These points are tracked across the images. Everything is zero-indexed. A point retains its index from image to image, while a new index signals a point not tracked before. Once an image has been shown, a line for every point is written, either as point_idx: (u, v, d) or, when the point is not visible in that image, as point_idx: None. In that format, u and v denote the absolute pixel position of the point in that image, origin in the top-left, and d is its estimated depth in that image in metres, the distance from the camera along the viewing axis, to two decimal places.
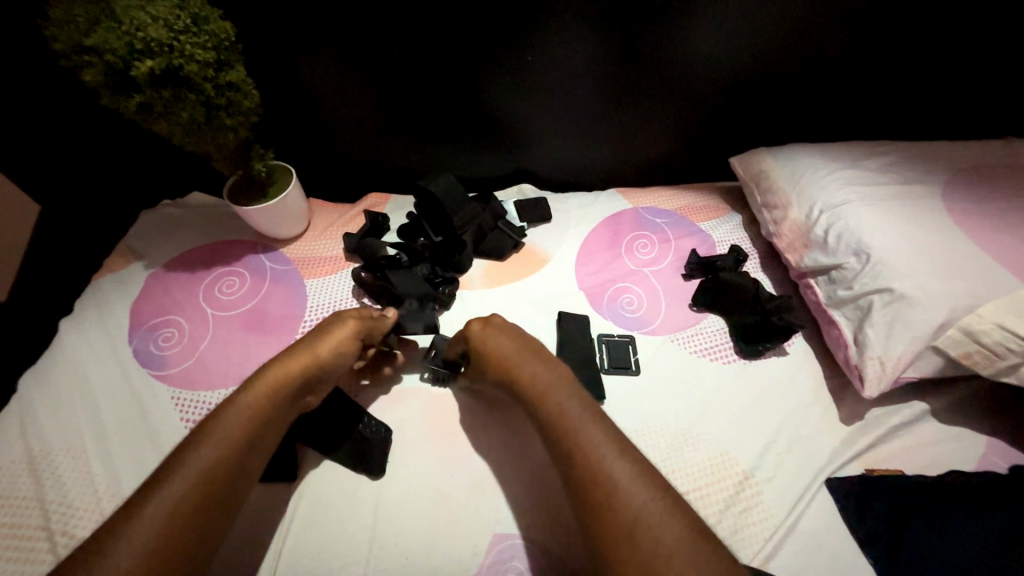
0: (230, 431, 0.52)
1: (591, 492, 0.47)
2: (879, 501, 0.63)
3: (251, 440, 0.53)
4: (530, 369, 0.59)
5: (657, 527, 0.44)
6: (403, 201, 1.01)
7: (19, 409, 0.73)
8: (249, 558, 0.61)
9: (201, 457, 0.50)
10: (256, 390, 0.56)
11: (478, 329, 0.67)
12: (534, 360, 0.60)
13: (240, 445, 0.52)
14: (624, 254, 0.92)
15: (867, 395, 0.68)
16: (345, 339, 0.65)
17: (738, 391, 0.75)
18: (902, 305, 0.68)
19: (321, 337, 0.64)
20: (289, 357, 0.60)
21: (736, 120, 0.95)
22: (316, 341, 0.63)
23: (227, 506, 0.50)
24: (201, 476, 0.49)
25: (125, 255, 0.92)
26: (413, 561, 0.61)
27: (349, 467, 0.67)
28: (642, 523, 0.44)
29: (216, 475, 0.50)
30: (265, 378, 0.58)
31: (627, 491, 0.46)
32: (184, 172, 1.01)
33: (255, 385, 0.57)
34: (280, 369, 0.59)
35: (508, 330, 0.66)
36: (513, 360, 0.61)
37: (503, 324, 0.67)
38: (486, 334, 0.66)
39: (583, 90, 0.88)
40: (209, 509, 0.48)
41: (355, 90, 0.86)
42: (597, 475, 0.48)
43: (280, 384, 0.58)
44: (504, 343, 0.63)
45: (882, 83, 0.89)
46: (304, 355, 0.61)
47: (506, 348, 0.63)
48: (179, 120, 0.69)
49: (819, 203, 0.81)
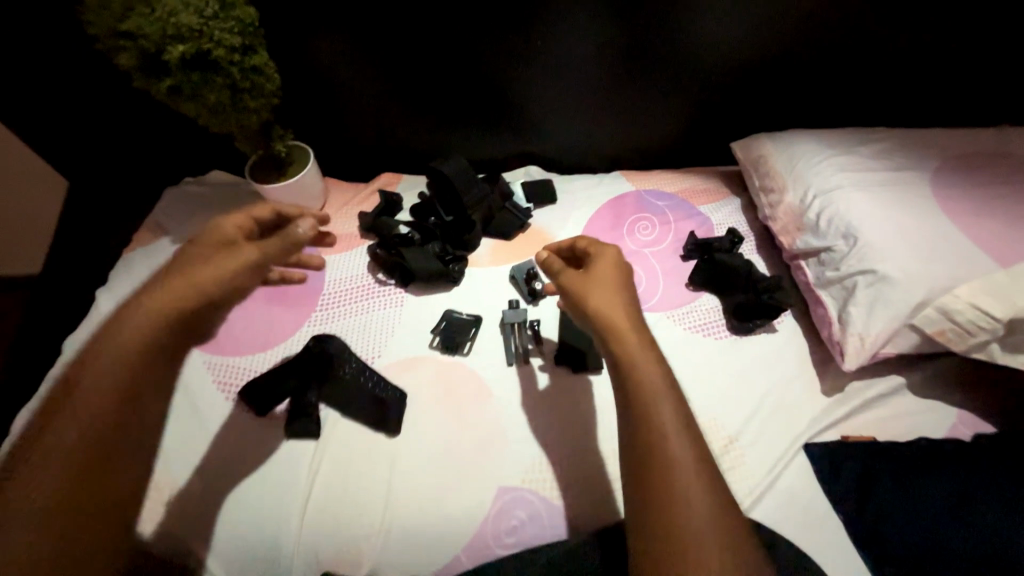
0: (110, 375, 0.50)
1: (651, 489, 0.48)
2: (851, 463, 0.69)
3: (128, 384, 0.50)
4: (626, 320, 0.56)
5: (683, 470, 0.48)
6: (415, 181, 1.05)
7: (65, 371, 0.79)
8: (281, 502, 0.68)
9: (80, 407, 0.48)
10: (126, 332, 0.51)
11: (607, 258, 0.62)
12: (640, 336, 0.55)
13: (118, 390, 0.49)
14: (625, 236, 0.96)
15: (847, 367, 0.73)
16: (237, 262, 0.57)
17: (727, 365, 0.80)
18: (884, 286, 0.72)
19: (202, 264, 0.56)
20: (161, 292, 0.54)
21: (738, 106, 0.98)
22: (194, 274, 0.55)
23: (122, 451, 0.49)
24: (84, 424, 0.48)
25: (153, 230, 0.98)
26: (426, 508, 0.68)
27: (358, 417, 0.75)
28: (675, 469, 0.48)
29: (101, 421, 0.48)
30: (134, 324, 0.52)
31: (670, 437, 0.49)
32: (203, 152, 1.05)
33: (123, 326, 0.52)
34: (151, 306, 0.53)
35: (620, 278, 0.61)
36: (601, 300, 0.58)
37: (625, 279, 0.61)
38: (602, 286, 0.59)
39: (588, 76, 0.91)
40: (101, 456, 0.48)
41: (369, 73, 0.90)
42: (648, 418, 0.50)
43: (154, 325, 0.52)
44: (614, 290, 0.59)
45: (879, 69, 0.91)
46: (184, 288, 0.54)
47: (608, 290, 0.59)
48: (205, 102, 0.74)
49: (813, 187, 0.85)
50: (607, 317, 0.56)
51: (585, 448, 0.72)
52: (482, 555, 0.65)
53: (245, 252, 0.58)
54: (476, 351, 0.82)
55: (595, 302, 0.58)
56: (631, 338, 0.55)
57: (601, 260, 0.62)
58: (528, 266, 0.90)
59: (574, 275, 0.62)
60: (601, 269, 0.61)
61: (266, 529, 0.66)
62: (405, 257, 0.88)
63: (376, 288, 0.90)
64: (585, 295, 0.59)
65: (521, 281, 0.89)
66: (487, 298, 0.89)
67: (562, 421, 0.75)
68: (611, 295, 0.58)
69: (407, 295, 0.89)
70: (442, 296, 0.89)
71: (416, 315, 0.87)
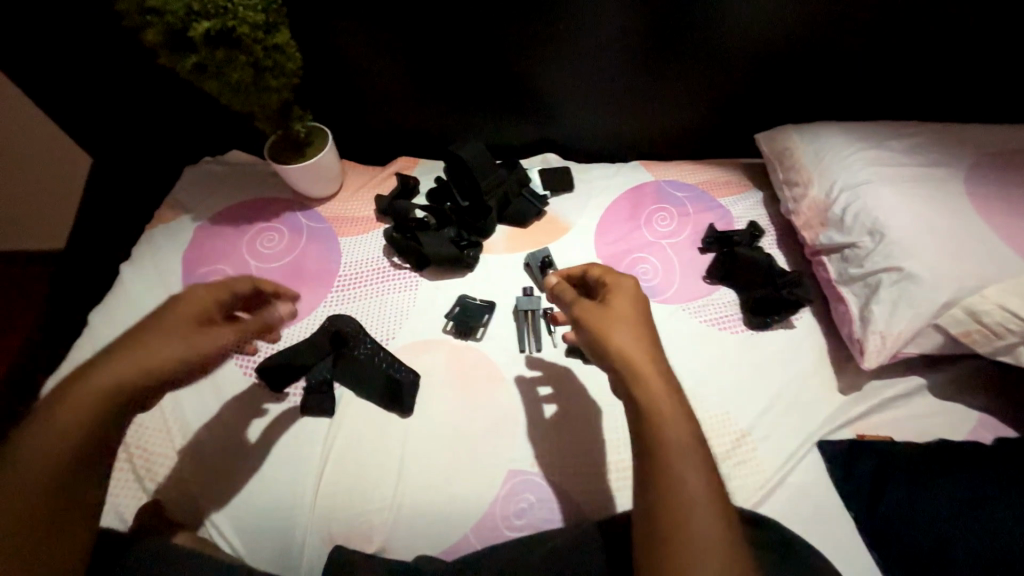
0: (58, 442, 0.46)
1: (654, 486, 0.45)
2: (865, 462, 0.68)
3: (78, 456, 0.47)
4: (652, 361, 0.52)
5: (682, 444, 0.47)
6: (432, 165, 1.04)
7: (91, 342, 0.82)
8: (296, 477, 0.69)
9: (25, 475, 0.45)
10: (78, 401, 0.48)
11: (623, 293, 0.59)
12: (661, 375, 0.51)
13: (65, 461, 0.46)
14: (643, 226, 0.95)
15: (866, 365, 0.72)
16: (212, 338, 0.56)
17: (743, 359, 0.79)
18: (909, 284, 0.71)
19: (171, 341, 0.53)
20: (123, 362, 0.51)
21: (764, 96, 0.95)
22: (160, 344, 0.53)
23: (72, 513, 0.46)
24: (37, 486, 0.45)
25: (174, 207, 0.99)
26: (436, 487, 0.69)
27: (371, 398, 0.75)
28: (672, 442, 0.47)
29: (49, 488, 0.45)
30: (89, 383, 0.49)
31: (667, 413, 0.48)
32: (223, 131, 1.06)
33: (76, 394, 0.48)
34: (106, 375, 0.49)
35: (641, 316, 0.56)
36: (624, 339, 0.53)
37: (641, 311, 0.57)
38: (617, 321, 0.55)
39: (611, 62, 0.89)
40: (55, 525, 0.45)
41: (389, 54, 0.89)
42: (646, 394, 0.50)
43: (108, 395, 0.49)
44: (630, 323, 0.55)
45: (914, 59, 0.87)
46: (146, 363, 0.51)
47: (622, 325, 0.55)
48: (228, 81, 0.73)
49: (839, 182, 0.83)
50: (630, 357, 0.52)
51: (595, 436, 0.72)
52: (491, 536, 0.65)
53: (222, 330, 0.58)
54: (489, 337, 0.82)
55: (617, 342, 0.54)
56: (657, 379, 0.50)
57: (617, 294, 0.59)
58: (543, 254, 0.90)
59: (593, 310, 0.57)
60: (616, 305, 0.57)
61: (281, 502, 0.68)
62: (421, 243, 0.88)
63: (391, 271, 0.90)
64: (606, 332, 0.55)
65: (535, 269, 0.88)
66: (501, 285, 0.89)
67: (573, 410, 0.75)
68: (632, 333, 0.54)
69: (421, 280, 0.89)
70: (456, 282, 0.89)
71: (430, 299, 0.87)
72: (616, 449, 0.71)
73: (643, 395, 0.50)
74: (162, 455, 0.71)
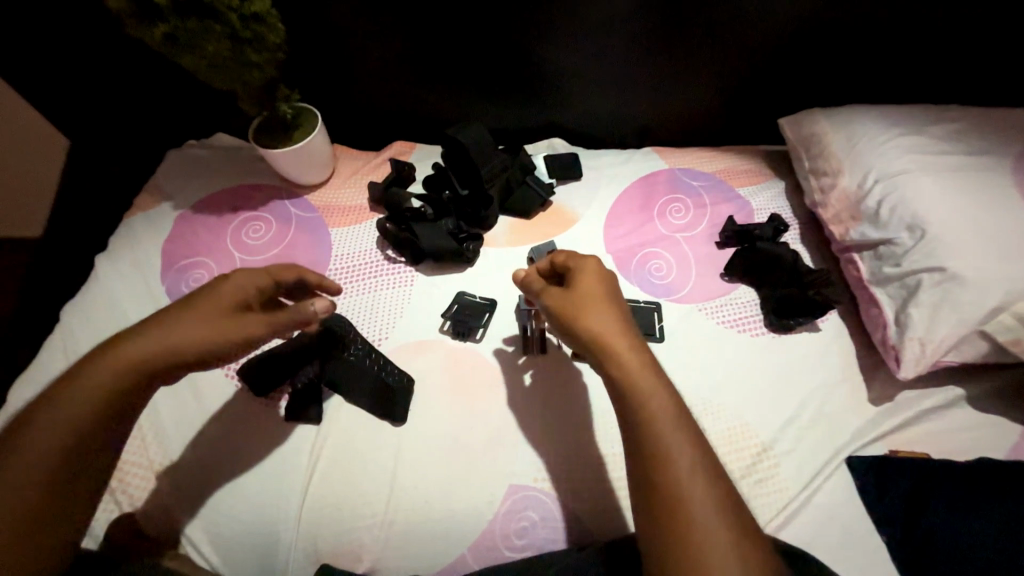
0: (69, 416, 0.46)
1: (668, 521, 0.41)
2: (899, 483, 0.62)
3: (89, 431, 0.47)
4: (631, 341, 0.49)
5: (695, 497, 0.41)
6: (429, 151, 0.97)
7: (62, 340, 0.76)
8: (280, 489, 0.64)
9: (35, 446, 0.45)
10: (94, 377, 0.47)
11: (590, 272, 0.55)
12: (649, 370, 0.47)
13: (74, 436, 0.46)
14: (656, 219, 0.88)
15: (902, 375, 0.65)
16: (237, 322, 0.52)
17: (764, 365, 0.73)
18: (952, 286, 0.64)
19: (192, 322, 0.51)
20: (140, 344, 0.49)
21: (790, 76, 0.87)
22: (185, 325, 0.51)
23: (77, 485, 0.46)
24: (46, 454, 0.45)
25: (153, 195, 0.92)
26: (431, 503, 0.64)
27: (362, 404, 0.70)
28: (687, 500, 0.41)
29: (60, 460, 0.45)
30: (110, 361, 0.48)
31: (679, 460, 0.43)
32: (206, 112, 0.99)
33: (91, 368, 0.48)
34: (123, 352, 0.48)
35: (610, 293, 0.54)
36: (598, 319, 0.51)
37: (611, 291, 0.54)
38: (588, 305, 0.52)
39: (624, 37, 0.81)
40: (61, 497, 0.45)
41: (382, 27, 0.81)
42: (656, 438, 0.44)
43: (119, 374, 0.48)
44: (604, 305, 0.52)
45: (960, 35, 0.79)
46: (163, 344, 0.50)
47: (596, 308, 0.52)
48: (204, 53, 0.66)
49: (874, 171, 0.75)
50: (604, 339, 0.50)
51: (602, 448, 0.67)
52: (489, 557, 0.61)
53: (253, 320, 0.53)
54: (489, 339, 0.77)
55: (593, 323, 0.51)
56: (633, 360, 0.48)
57: (584, 275, 0.55)
58: (548, 249, 0.83)
59: (558, 296, 0.55)
60: (585, 286, 0.54)
61: (263, 517, 0.63)
62: (416, 236, 0.82)
63: (385, 265, 0.84)
64: (578, 314, 0.52)
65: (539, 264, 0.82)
66: (503, 282, 0.82)
67: (580, 419, 0.69)
68: (608, 316, 0.51)
69: (417, 275, 0.83)
70: (454, 278, 0.83)
71: (426, 296, 0.81)
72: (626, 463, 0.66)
73: (622, 377, 0.47)
74: (135, 465, 0.66)
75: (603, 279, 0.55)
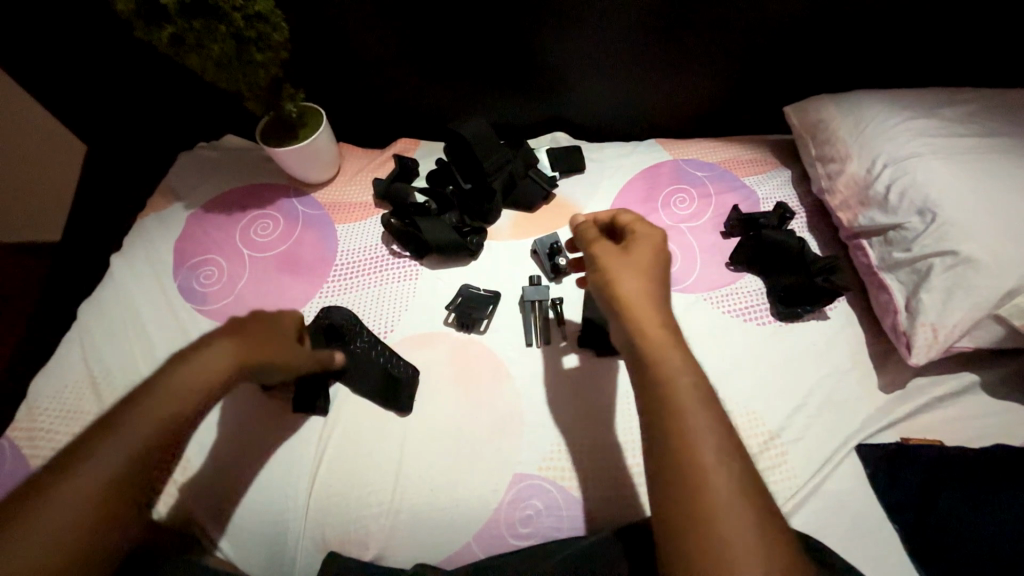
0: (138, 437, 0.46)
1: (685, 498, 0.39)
2: (912, 471, 0.61)
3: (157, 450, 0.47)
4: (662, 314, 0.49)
5: (714, 478, 0.40)
6: (433, 147, 0.98)
7: (79, 336, 0.79)
8: (289, 478, 0.65)
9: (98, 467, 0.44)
10: (166, 395, 0.48)
11: (650, 243, 0.54)
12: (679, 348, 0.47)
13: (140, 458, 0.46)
14: (660, 209, 0.87)
15: (913, 362, 0.64)
16: (294, 351, 0.58)
17: (770, 354, 0.72)
18: (966, 270, 0.63)
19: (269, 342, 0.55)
20: (229, 349, 0.51)
21: (796, 63, 0.86)
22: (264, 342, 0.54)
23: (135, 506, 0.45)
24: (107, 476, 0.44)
25: (165, 195, 0.95)
26: (437, 492, 0.64)
27: (368, 395, 0.71)
28: (704, 480, 0.39)
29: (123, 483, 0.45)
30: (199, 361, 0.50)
31: (697, 439, 0.41)
32: (216, 115, 1.01)
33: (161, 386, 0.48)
34: (195, 369, 0.49)
35: (659, 272, 0.52)
36: (633, 288, 0.50)
37: (659, 269, 0.53)
38: (630, 272, 0.51)
39: (625, 28, 0.81)
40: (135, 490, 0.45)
41: (385, 26, 0.82)
42: (673, 417, 0.42)
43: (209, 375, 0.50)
44: (649, 278, 0.51)
45: (971, 15, 0.77)
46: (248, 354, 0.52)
47: (636, 277, 0.51)
48: (210, 54, 0.68)
49: (883, 156, 0.74)
50: (631, 303, 0.49)
51: (606, 438, 0.66)
52: (494, 545, 0.61)
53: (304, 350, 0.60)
54: (493, 331, 0.77)
55: (630, 286, 0.51)
56: (660, 335, 0.47)
57: (642, 245, 0.54)
58: (551, 240, 0.83)
59: (612, 251, 0.54)
60: (638, 255, 0.53)
61: (272, 506, 0.64)
62: (420, 225, 0.82)
63: (390, 260, 0.85)
64: (620, 272, 0.52)
65: (543, 256, 0.82)
66: (506, 275, 0.83)
67: (585, 410, 0.69)
68: (644, 288, 0.50)
69: (421, 269, 0.84)
70: (458, 271, 0.84)
71: (431, 289, 0.81)
72: (631, 452, 0.65)
73: (644, 347, 0.47)
74: None
75: (659, 255, 0.53)
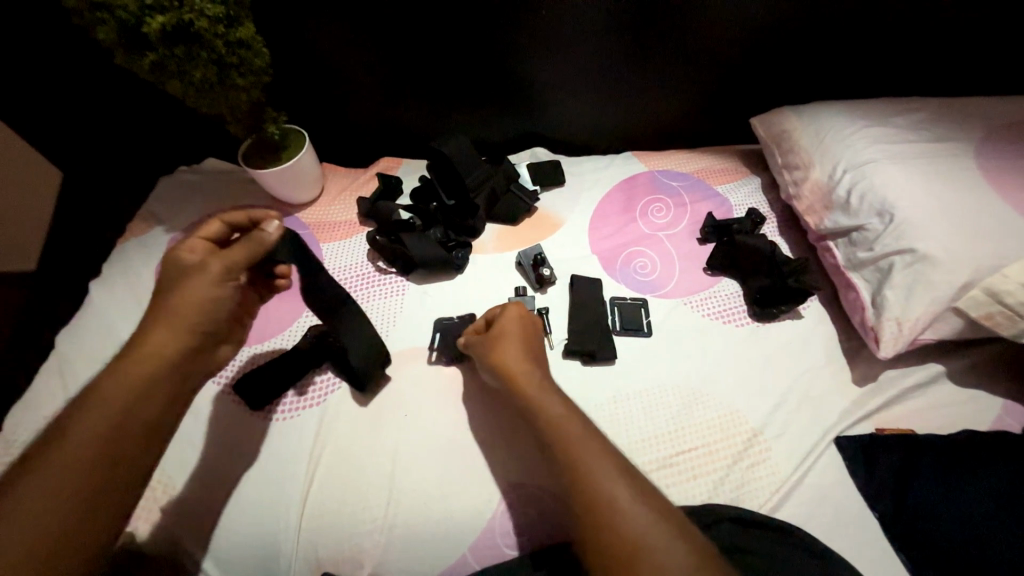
0: (84, 443, 0.45)
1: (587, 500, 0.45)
2: (887, 459, 0.64)
3: (110, 447, 0.45)
4: (525, 364, 0.58)
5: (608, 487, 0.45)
6: (416, 165, 1.00)
7: (59, 365, 0.77)
8: (279, 500, 0.65)
9: (43, 481, 0.42)
10: (103, 398, 0.47)
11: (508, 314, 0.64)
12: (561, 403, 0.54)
13: (88, 461, 0.44)
14: (638, 219, 0.90)
15: (882, 355, 0.67)
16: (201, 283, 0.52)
17: (751, 352, 0.75)
18: (924, 267, 0.67)
19: (178, 296, 0.52)
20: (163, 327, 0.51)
21: (759, 79, 0.92)
22: (173, 300, 0.52)
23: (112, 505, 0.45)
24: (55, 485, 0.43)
25: (146, 220, 0.94)
26: (430, 506, 0.64)
27: (362, 400, 0.72)
28: (606, 494, 0.45)
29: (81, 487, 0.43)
30: (149, 346, 0.50)
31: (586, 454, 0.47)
32: (198, 138, 1.02)
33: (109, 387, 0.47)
34: (137, 357, 0.49)
35: (525, 336, 0.62)
36: (510, 358, 0.59)
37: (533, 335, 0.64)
38: (504, 348, 0.60)
39: (597, 49, 0.85)
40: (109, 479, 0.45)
41: (366, 50, 0.85)
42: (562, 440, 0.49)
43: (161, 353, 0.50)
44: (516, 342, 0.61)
45: (913, 32, 0.84)
46: (176, 316, 0.51)
47: (512, 350, 0.60)
48: (191, 79, 0.69)
49: (843, 162, 0.79)
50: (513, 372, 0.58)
51: None
52: (489, 557, 0.61)
53: (210, 267, 0.53)
54: None
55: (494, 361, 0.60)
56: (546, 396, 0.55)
57: (502, 316, 0.64)
58: (535, 252, 0.85)
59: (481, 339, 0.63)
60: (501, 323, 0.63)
61: (263, 529, 0.63)
62: (403, 240, 0.83)
63: (376, 276, 0.85)
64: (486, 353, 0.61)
65: (528, 268, 0.83)
66: (493, 287, 0.84)
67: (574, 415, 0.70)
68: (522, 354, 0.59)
69: (408, 285, 0.85)
70: (444, 285, 0.85)
71: (418, 304, 0.82)
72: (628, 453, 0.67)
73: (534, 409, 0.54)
74: None
75: (522, 318, 0.65)
